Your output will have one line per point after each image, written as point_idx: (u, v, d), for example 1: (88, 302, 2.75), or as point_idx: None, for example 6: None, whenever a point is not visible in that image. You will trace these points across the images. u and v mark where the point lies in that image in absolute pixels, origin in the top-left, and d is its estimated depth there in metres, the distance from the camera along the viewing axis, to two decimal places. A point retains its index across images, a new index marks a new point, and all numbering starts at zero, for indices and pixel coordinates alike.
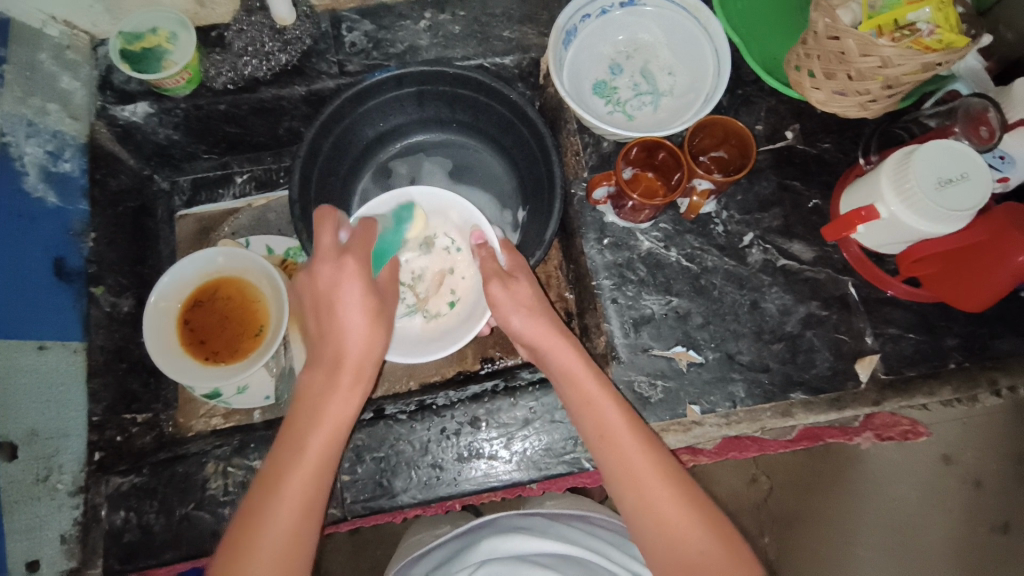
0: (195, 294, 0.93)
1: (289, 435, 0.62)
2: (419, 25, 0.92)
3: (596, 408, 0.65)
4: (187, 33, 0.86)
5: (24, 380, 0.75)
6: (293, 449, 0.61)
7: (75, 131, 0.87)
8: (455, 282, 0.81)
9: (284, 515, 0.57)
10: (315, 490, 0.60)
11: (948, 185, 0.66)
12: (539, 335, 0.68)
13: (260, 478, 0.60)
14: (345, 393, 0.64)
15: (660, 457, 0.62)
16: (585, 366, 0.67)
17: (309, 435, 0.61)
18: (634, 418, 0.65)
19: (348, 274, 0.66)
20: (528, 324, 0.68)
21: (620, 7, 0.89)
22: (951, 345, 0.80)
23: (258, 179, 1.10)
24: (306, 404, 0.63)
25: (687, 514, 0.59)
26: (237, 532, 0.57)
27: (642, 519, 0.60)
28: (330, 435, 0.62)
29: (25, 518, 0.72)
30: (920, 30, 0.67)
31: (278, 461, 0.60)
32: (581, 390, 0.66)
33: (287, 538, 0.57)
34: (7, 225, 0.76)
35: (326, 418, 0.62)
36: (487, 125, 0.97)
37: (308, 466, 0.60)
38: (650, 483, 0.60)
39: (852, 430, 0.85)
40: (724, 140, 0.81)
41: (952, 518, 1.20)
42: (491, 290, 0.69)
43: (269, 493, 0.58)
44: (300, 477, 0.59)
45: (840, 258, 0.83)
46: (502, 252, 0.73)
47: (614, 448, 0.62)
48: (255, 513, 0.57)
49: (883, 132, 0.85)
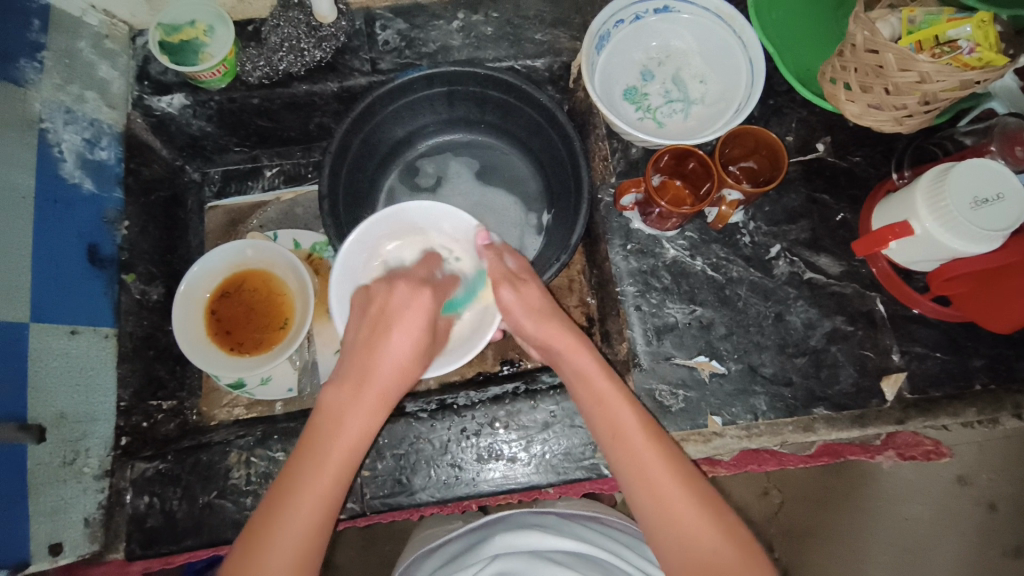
0: (223, 286, 0.94)
1: (309, 444, 0.60)
2: (452, 25, 0.92)
3: (610, 406, 0.64)
4: (225, 27, 0.87)
5: (54, 364, 0.76)
6: (311, 459, 0.60)
7: (112, 119, 0.88)
8: (459, 294, 0.77)
9: (299, 526, 0.57)
10: (333, 503, 0.59)
11: (983, 206, 0.66)
12: (551, 337, 0.68)
13: (276, 486, 0.59)
14: (369, 408, 0.63)
15: (674, 458, 0.61)
16: (599, 366, 0.67)
17: (330, 446, 0.60)
18: (647, 417, 0.64)
19: (423, 302, 0.68)
20: (540, 326, 0.69)
21: (655, 13, 0.89)
22: (978, 366, 0.79)
23: (287, 173, 1.12)
24: (327, 412, 0.62)
25: (701, 515, 0.58)
26: (253, 532, 0.57)
27: (655, 520, 0.59)
28: (351, 448, 0.61)
29: (51, 499, 0.73)
30: (961, 48, 0.66)
31: (296, 470, 0.59)
32: (594, 389, 0.65)
33: (304, 546, 0.56)
34: (44, 210, 0.77)
35: (347, 430, 0.62)
36: (516, 127, 0.97)
37: (327, 479, 0.59)
38: (664, 484, 0.60)
39: (873, 448, 0.84)
40: (755, 150, 0.81)
41: (964, 542, 1.19)
42: (501, 295, 0.70)
43: (285, 499, 0.57)
44: (320, 489, 0.58)
45: (868, 273, 0.82)
46: (508, 255, 0.74)
47: (627, 449, 0.62)
48: (270, 521, 0.56)
49: (917, 148, 0.84)
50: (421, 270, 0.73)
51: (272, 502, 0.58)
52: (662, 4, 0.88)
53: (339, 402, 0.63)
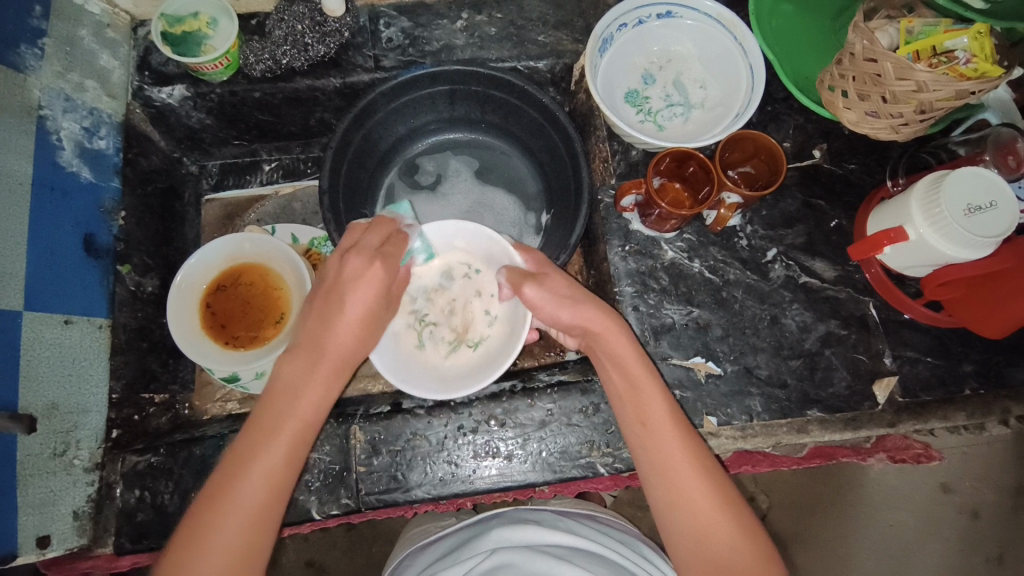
0: (219, 279, 0.93)
1: (262, 417, 0.58)
2: (456, 25, 0.93)
3: (642, 396, 0.63)
4: (228, 19, 0.87)
5: (47, 353, 0.75)
6: (264, 432, 0.57)
7: (111, 109, 0.88)
8: (487, 302, 0.75)
9: (251, 501, 0.54)
10: (287, 475, 0.57)
11: (977, 213, 0.67)
12: (589, 321, 0.65)
13: (227, 457, 0.56)
14: (326, 379, 0.60)
15: (698, 452, 0.61)
16: (636, 351, 0.64)
17: (287, 413, 0.58)
18: (677, 409, 0.63)
19: (370, 279, 0.62)
20: (577, 314, 0.65)
21: (657, 18, 0.90)
22: (968, 371, 0.81)
23: (286, 168, 1.11)
24: (283, 382, 0.59)
25: (719, 510, 0.58)
26: (202, 505, 0.54)
27: (672, 515, 0.58)
28: (306, 422, 0.59)
29: (39, 491, 0.72)
30: (957, 59, 0.67)
31: (249, 443, 0.56)
32: (628, 375, 0.64)
33: (257, 519, 0.54)
34: (40, 197, 0.76)
35: (305, 403, 0.59)
36: (516, 128, 0.97)
37: (281, 448, 0.57)
38: (686, 480, 0.59)
39: (864, 450, 0.86)
40: (753, 155, 0.82)
41: (948, 548, 1.20)
42: (526, 293, 0.66)
43: (237, 470, 0.55)
44: (274, 461, 0.56)
45: (861, 278, 0.84)
46: (523, 253, 0.70)
47: (654, 438, 0.61)
48: (221, 496, 0.54)
49: (911, 155, 0.86)
50: (375, 236, 0.65)
51: (226, 466, 0.56)
52: (665, 9, 0.89)
53: (296, 373, 0.60)
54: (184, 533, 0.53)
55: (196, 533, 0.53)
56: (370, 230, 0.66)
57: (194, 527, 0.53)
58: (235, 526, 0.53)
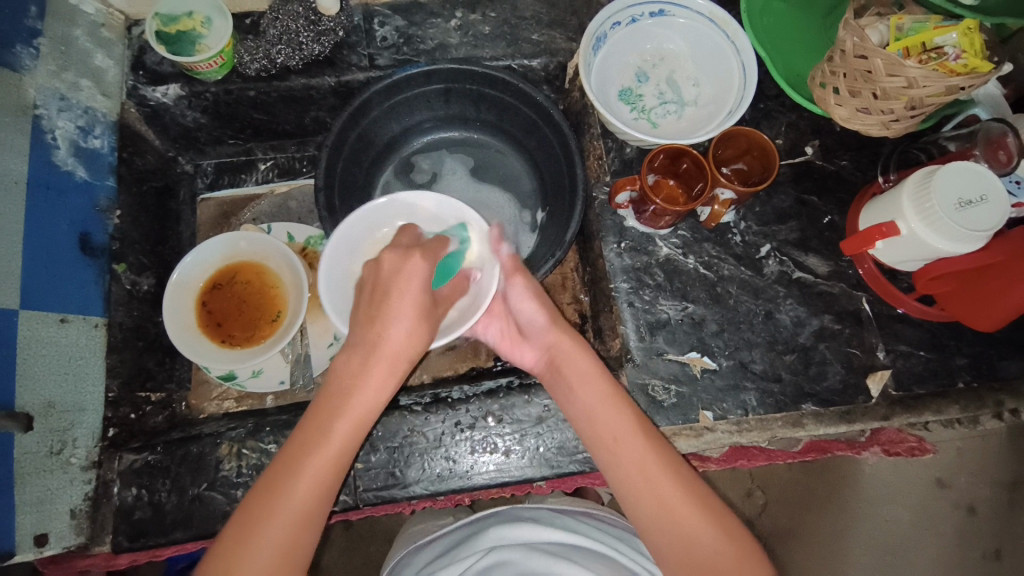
0: (215, 277, 0.93)
1: (314, 418, 0.59)
2: (450, 24, 0.93)
3: (609, 411, 0.64)
4: (223, 19, 0.87)
5: (44, 352, 0.75)
6: (317, 434, 0.58)
7: (106, 108, 0.87)
8: None
9: (299, 500, 0.56)
10: (334, 477, 0.58)
11: (967, 207, 0.68)
12: (551, 344, 0.69)
13: (281, 454, 0.58)
14: (379, 378, 0.60)
15: (671, 459, 0.62)
16: (596, 369, 0.66)
17: (338, 416, 0.59)
18: (645, 421, 0.64)
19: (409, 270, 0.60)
20: (552, 322, 0.69)
21: (650, 16, 0.91)
22: (960, 364, 0.81)
23: (281, 167, 1.11)
24: (336, 383, 0.60)
25: (700, 515, 0.59)
26: (253, 502, 0.56)
27: (654, 524, 0.59)
28: (356, 423, 0.59)
29: (36, 490, 0.72)
30: (947, 54, 0.69)
31: (301, 443, 0.58)
32: (592, 394, 0.65)
33: (304, 517, 0.57)
34: (35, 196, 0.76)
35: (359, 403, 0.59)
36: (511, 126, 0.98)
37: (331, 449, 0.58)
38: (664, 488, 0.60)
39: (858, 444, 0.86)
40: (746, 152, 0.82)
41: (943, 543, 1.21)
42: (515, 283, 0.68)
43: (291, 468, 0.57)
44: (321, 466, 0.57)
45: (854, 273, 0.84)
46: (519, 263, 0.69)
47: (627, 452, 0.62)
48: (273, 493, 0.56)
49: (901, 151, 0.87)
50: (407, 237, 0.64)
51: (280, 463, 0.58)
52: (657, 7, 0.89)
53: (349, 373, 0.60)
54: (236, 524, 0.56)
55: (247, 528, 0.55)
56: (402, 233, 0.65)
57: (247, 519, 0.55)
58: (281, 522, 0.55)
